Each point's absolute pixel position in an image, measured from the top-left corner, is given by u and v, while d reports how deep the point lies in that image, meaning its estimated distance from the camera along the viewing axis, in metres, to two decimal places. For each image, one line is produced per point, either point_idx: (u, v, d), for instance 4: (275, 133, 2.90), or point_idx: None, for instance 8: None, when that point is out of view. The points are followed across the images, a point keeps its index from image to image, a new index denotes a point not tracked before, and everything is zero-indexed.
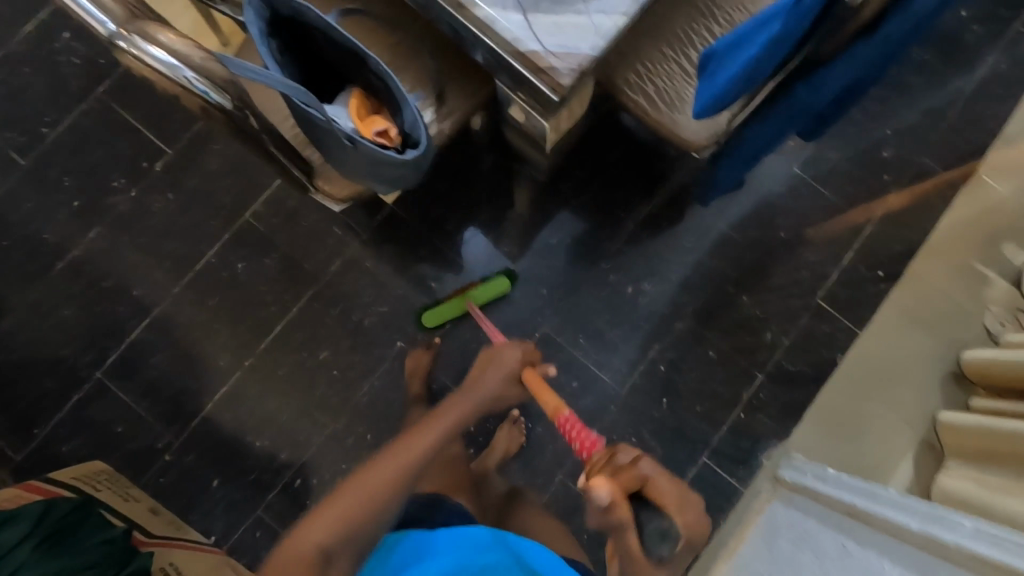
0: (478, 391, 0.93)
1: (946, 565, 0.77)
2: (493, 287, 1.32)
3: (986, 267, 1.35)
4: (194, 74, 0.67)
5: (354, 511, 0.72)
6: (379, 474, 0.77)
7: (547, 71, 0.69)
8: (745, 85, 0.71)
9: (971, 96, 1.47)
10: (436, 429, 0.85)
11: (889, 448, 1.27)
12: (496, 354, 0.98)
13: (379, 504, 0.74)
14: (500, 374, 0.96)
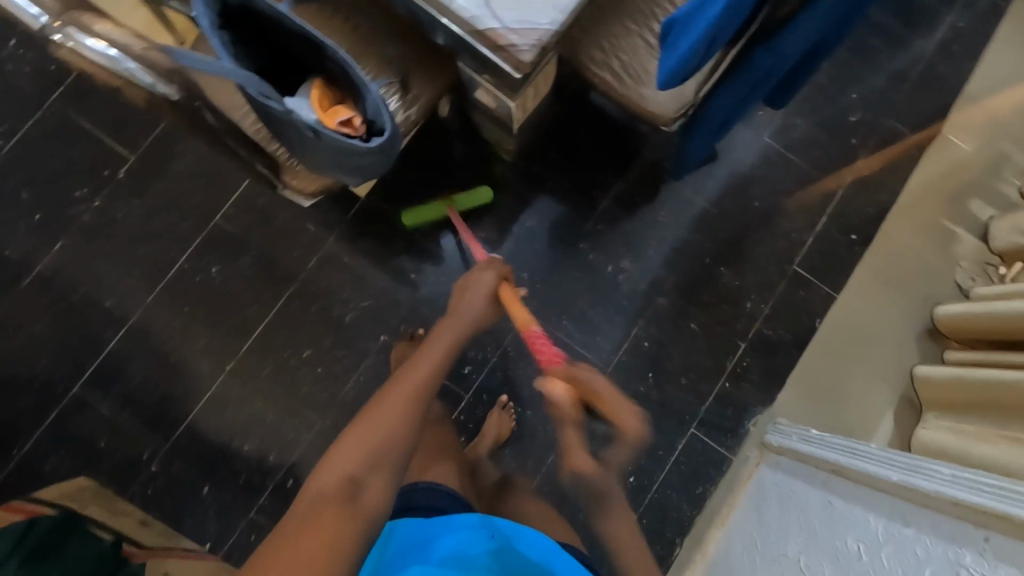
0: (464, 309, 0.88)
1: (925, 512, 0.80)
2: (475, 196, 1.33)
3: (954, 225, 1.44)
4: (136, 65, 0.64)
5: (375, 436, 0.66)
6: (391, 396, 0.71)
7: (508, 48, 0.68)
8: (707, 52, 0.71)
9: (932, 56, 1.49)
10: (437, 346, 0.80)
11: (868, 405, 1.35)
12: (474, 273, 0.94)
13: (403, 425, 0.68)
14: (486, 289, 0.92)
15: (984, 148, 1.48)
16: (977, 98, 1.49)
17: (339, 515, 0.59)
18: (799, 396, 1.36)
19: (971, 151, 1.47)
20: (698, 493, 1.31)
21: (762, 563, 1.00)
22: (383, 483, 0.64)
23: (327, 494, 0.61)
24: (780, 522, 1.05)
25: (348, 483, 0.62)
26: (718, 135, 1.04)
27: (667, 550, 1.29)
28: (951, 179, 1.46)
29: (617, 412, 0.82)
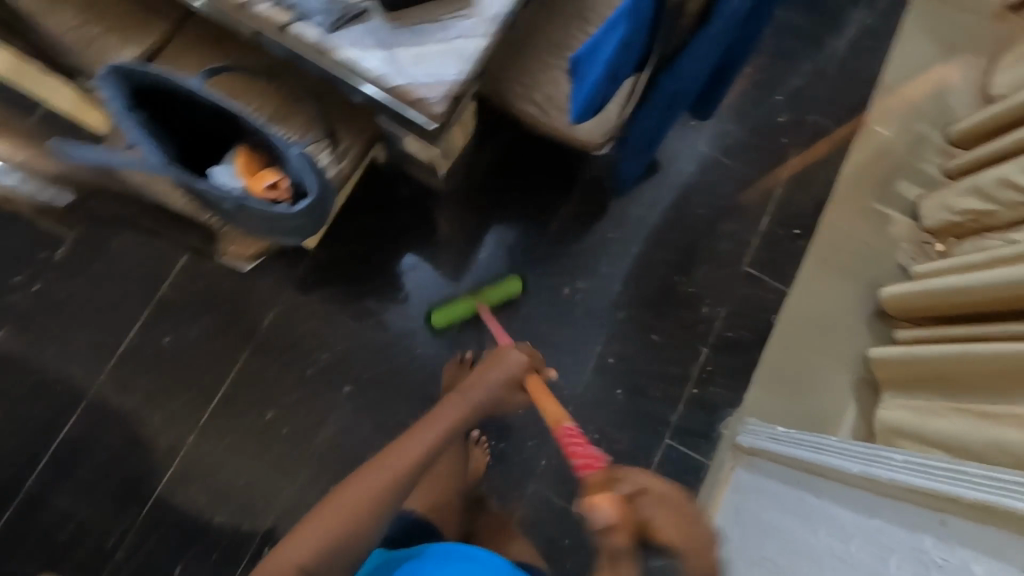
0: (476, 390, 0.87)
1: (888, 501, 0.82)
2: (505, 287, 1.33)
3: (887, 208, 1.50)
4: (19, 178, 0.72)
5: (342, 522, 0.70)
6: (370, 482, 0.73)
7: (419, 102, 0.69)
8: (613, 85, 0.73)
9: (846, 52, 1.57)
10: (433, 428, 0.80)
11: (832, 393, 1.38)
12: (502, 358, 0.92)
13: (365, 520, 0.71)
14: (500, 380, 0.89)
15: (905, 132, 1.55)
16: (892, 87, 1.57)
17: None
18: (765, 394, 1.38)
19: (892, 136, 1.55)
20: None
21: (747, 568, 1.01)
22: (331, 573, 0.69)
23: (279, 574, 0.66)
24: (763, 524, 1.06)
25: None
26: (647, 155, 1.07)
27: None
28: (876, 165, 1.53)
29: (679, 530, 0.65)
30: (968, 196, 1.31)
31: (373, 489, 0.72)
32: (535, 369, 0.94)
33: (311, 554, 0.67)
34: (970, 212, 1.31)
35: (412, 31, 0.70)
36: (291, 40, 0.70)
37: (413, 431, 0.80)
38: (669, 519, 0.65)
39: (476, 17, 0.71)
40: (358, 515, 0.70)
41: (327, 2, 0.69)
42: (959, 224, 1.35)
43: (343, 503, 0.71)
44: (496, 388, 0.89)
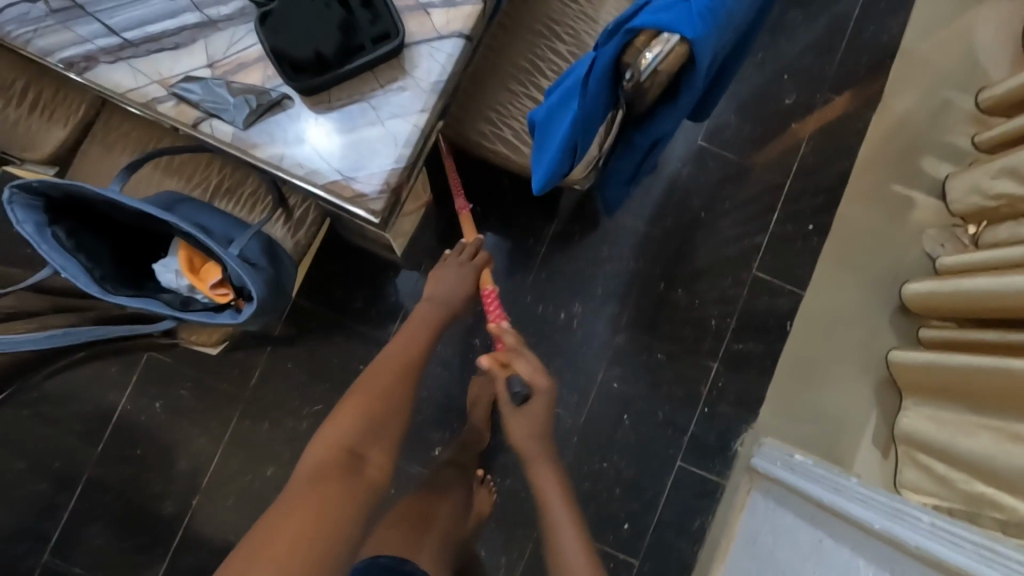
0: (442, 288, 1.06)
1: (911, 565, 0.75)
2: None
3: (911, 191, 1.36)
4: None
5: (375, 403, 0.86)
6: (394, 363, 0.93)
7: (356, 200, 0.61)
8: (576, 156, 0.67)
9: (859, 16, 1.39)
10: (416, 328, 1.01)
11: (853, 402, 1.29)
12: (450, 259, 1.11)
13: (388, 397, 0.88)
14: (456, 279, 1.08)
15: (930, 101, 1.38)
16: (915, 49, 1.39)
17: (340, 486, 0.75)
18: (780, 407, 1.30)
19: (915, 108, 1.39)
20: (695, 526, 1.27)
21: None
22: (375, 456, 0.82)
23: (329, 464, 0.78)
24: (776, 559, 1.02)
25: (344, 458, 0.79)
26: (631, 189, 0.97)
27: None
28: (896, 142, 1.38)
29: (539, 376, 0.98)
30: (1002, 178, 1.18)
31: (395, 371, 0.92)
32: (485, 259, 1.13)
33: (349, 436, 0.82)
34: (1004, 197, 1.18)
35: (339, 115, 0.61)
36: (205, 139, 0.61)
37: (403, 332, 1.00)
38: (527, 370, 0.98)
39: (413, 89, 0.61)
40: (384, 394, 0.88)
41: (239, 93, 0.60)
42: (992, 210, 1.22)
43: (370, 387, 0.89)
44: (461, 288, 1.08)
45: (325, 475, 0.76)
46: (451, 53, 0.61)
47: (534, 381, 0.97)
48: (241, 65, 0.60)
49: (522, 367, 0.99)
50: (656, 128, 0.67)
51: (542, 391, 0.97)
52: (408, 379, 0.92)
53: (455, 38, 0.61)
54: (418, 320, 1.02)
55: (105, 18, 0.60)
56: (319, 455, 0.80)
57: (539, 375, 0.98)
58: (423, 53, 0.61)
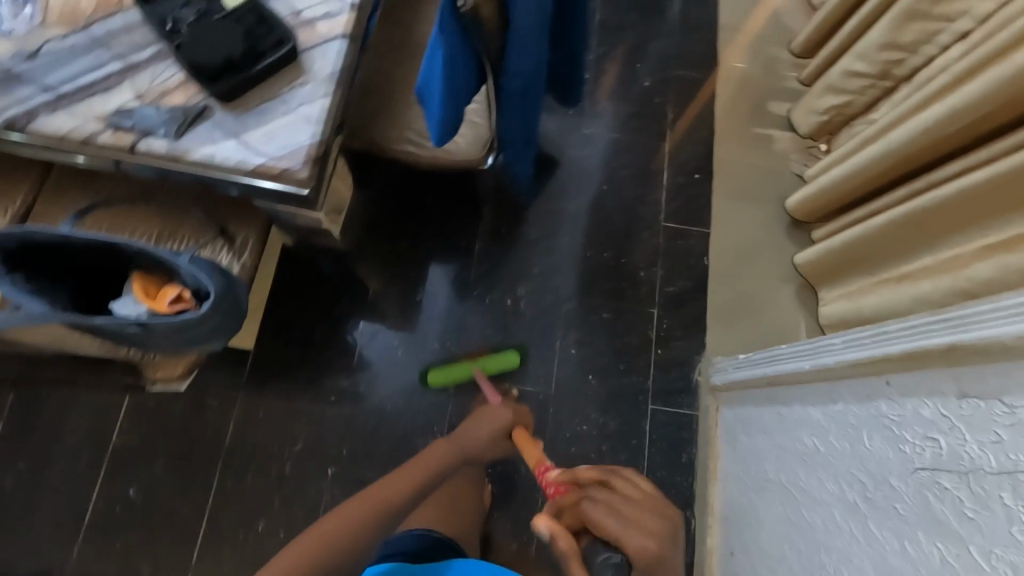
0: (470, 436, 1.12)
1: (841, 384, 0.87)
2: (505, 358, 1.34)
3: (767, 128, 1.61)
4: None
5: (325, 544, 0.90)
6: (372, 502, 0.97)
7: (284, 173, 0.71)
8: (457, 102, 0.83)
9: (679, 11, 1.71)
10: (419, 470, 1.04)
11: (781, 310, 1.44)
12: (488, 410, 1.17)
13: (351, 542, 0.92)
14: (487, 429, 1.12)
15: (758, 58, 1.68)
16: (731, 24, 1.71)
17: None
18: (722, 332, 1.43)
19: (748, 65, 1.67)
20: (684, 461, 1.33)
21: (763, 514, 1.03)
22: None
23: None
24: (755, 450, 1.11)
25: None
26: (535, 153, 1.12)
27: (683, 529, 1.29)
28: (742, 94, 1.65)
29: (630, 532, 0.85)
30: (825, 95, 1.42)
31: (371, 511, 0.96)
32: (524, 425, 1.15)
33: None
34: (831, 109, 1.41)
35: (256, 111, 0.73)
36: (143, 157, 0.71)
37: (406, 467, 1.05)
38: (626, 525, 0.86)
39: (313, 82, 0.75)
40: (348, 535, 0.92)
41: (166, 112, 0.71)
42: (827, 122, 1.46)
43: (336, 524, 0.93)
44: (481, 439, 1.12)
45: None
46: (339, 51, 0.76)
47: (641, 544, 0.84)
48: (165, 90, 0.72)
49: (613, 523, 0.87)
50: (514, 64, 0.83)
51: (654, 556, 0.83)
52: (383, 522, 0.96)
53: (339, 39, 0.77)
54: (428, 456, 1.07)
55: (41, 78, 0.72)
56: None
57: (651, 534, 0.85)
58: (316, 55, 0.76)
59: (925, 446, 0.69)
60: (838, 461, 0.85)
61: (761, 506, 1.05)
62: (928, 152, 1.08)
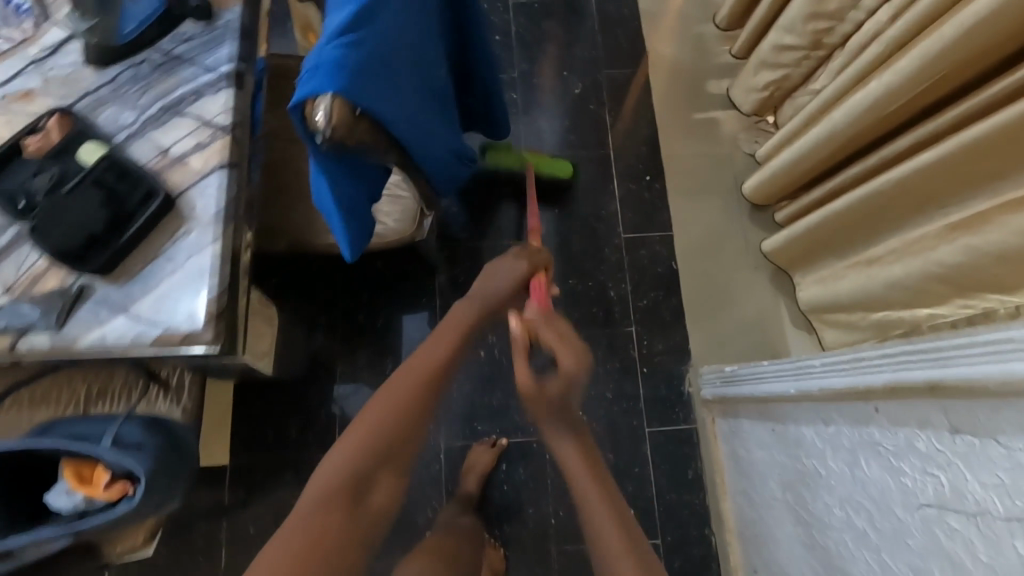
0: (495, 292, 0.86)
1: (830, 407, 0.82)
2: (559, 165, 1.45)
3: (710, 112, 1.54)
4: None
5: (378, 427, 0.70)
6: (396, 387, 0.74)
7: (187, 339, 0.64)
8: (361, 215, 0.72)
9: (597, 5, 1.63)
10: (442, 342, 0.80)
11: (759, 301, 1.39)
12: (499, 264, 0.89)
13: (405, 421, 0.72)
14: (508, 279, 0.87)
15: (686, 39, 1.60)
16: (652, 8, 1.63)
17: (347, 522, 0.65)
18: (703, 336, 1.38)
19: (678, 48, 1.60)
20: (691, 478, 1.29)
21: (778, 535, 0.99)
22: (382, 491, 0.70)
23: (330, 494, 0.66)
24: (758, 467, 1.06)
25: (353, 487, 0.67)
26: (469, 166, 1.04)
27: (704, 548, 1.25)
28: (677, 80, 1.57)
29: (556, 340, 0.74)
30: (761, 71, 1.35)
31: (406, 398, 0.73)
32: (544, 269, 0.91)
33: (353, 466, 0.68)
34: (769, 84, 1.35)
35: (142, 276, 0.66)
36: (26, 356, 0.64)
37: (431, 339, 0.81)
38: (551, 334, 0.74)
39: (198, 227, 0.68)
40: (387, 429, 0.70)
41: (41, 302, 0.64)
42: (769, 97, 1.39)
43: (379, 407, 0.72)
44: (503, 290, 0.86)
45: (334, 503, 0.65)
46: (219, 184, 0.69)
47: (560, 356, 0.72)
48: (35, 277, 0.65)
49: (548, 331, 0.75)
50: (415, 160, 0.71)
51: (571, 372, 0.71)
52: (429, 405, 0.75)
53: (217, 172, 0.70)
54: (451, 325, 0.82)
55: None
56: (318, 485, 0.67)
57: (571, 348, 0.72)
58: (194, 195, 0.69)
59: (924, 480, 0.64)
60: (842, 488, 0.80)
61: (773, 526, 1.01)
62: (879, 125, 1.01)
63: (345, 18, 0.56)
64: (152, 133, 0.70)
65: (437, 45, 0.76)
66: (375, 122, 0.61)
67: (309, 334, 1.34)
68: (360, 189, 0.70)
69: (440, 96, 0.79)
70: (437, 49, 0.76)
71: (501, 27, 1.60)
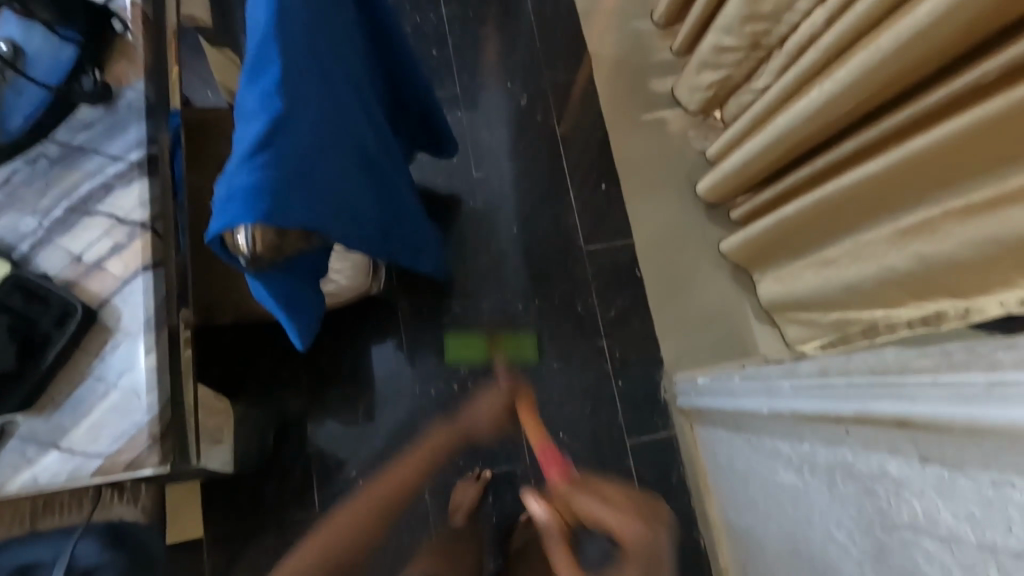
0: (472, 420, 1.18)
1: (804, 424, 0.83)
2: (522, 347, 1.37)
3: (659, 111, 1.52)
4: None
5: (337, 541, 0.94)
6: (372, 496, 1.02)
7: (129, 467, 0.59)
8: (310, 306, 0.66)
9: (533, 9, 1.58)
10: (413, 464, 1.09)
11: (723, 301, 1.40)
12: (491, 396, 1.20)
13: (354, 543, 0.94)
14: (488, 411, 1.18)
15: (626, 37, 1.56)
16: (589, 6, 1.59)
17: None
18: (673, 342, 1.39)
19: (618, 47, 1.56)
20: (675, 484, 1.32)
21: (764, 540, 1.02)
22: None
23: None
24: (739, 475, 1.09)
25: None
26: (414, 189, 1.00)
27: (694, 550, 1.29)
28: (623, 80, 1.54)
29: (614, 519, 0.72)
30: (703, 71, 1.34)
31: (377, 501, 1.02)
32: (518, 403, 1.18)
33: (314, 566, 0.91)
34: (713, 84, 1.34)
35: (70, 404, 0.60)
36: None
37: (402, 464, 1.09)
38: (602, 508, 0.73)
39: (126, 339, 0.62)
40: (355, 534, 0.95)
41: None
42: (714, 96, 1.39)
43: (336, 532, 0.95)
44: (477, 424, 1.19)
45: None
46: (144, 288, 0.63)
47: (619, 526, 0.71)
48: None
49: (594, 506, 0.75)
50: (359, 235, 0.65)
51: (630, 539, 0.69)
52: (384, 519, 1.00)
53: (140, 275, 0.63)
54: (423, 451, 1.13)
55: None
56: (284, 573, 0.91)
57: (625, 515, 0.71)
58: (119, 304, 0.62)
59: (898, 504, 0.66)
60: (820, 504, 0.82)
61: (758, 532, 1.04)
62: (825, 129, 1.01)
63: (258, 132, 0.50)
64: (60, 239, 0.64)
65: (366, 117, 0.70)
66: (306, 232, 0.55)
67: (276, 389, 1.31)
68: (307, 288, 0.65)
69: (378, 168, 0.73)
70: (367, 121, 0.70)
71: (437, 42, 1.54)
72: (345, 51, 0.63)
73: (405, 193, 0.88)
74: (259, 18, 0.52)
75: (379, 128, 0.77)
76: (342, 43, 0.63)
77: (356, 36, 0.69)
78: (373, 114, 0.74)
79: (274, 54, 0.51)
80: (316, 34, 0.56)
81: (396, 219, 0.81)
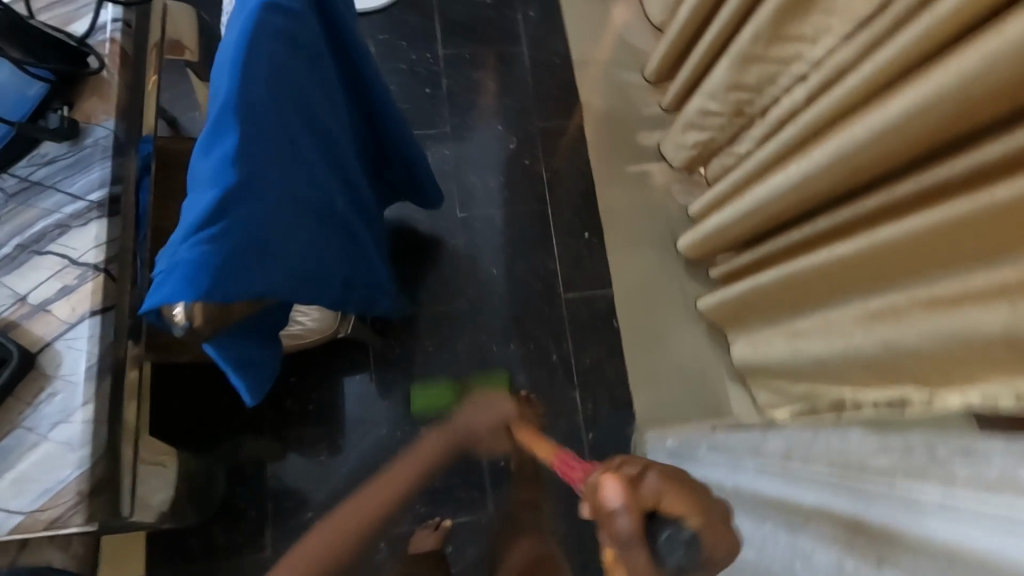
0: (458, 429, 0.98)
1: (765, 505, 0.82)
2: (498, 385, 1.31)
3: (644, 163, 1.54)
4: None
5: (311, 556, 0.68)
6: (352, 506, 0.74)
7: (51, 526, 0.56)
8: (265, 363, 0.66)
9: (528, 54, 1.61)
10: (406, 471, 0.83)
11: (697, 359, 1.40)
12: (485, 403, 1.02)
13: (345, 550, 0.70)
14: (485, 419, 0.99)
15: (617, 90, 1.59)
16: (584, 55, 1.62)
17: None
18: (645, 396, 1.38)
19: (608, 99, 1.59)
20: None
21: None
22: None
23: None
24: None
25: None
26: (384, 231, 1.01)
27: None
28: (611, 131, 1.57)
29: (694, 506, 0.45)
30: (688, 131, 1.37)
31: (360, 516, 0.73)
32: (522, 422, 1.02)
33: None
34: (697, 144, 1.37)
35: None
36: None
37: (402, 462, 0.85)
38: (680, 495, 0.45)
39: (66, 388, 0.59)
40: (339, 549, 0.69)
41: None
42: (698, 156, 1.41)
43: (314, 542, 0.70)
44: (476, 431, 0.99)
45: None
46: (90, 334, 0.61)
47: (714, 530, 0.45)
48: None
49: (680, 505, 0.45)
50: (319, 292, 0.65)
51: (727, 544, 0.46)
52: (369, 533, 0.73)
53: (87, 320, 0.61)
54: (424, 453, 0.89)
55: None
56: None
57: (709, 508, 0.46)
58: (61, 349, 0.60)
59: None
60: None
61: None
62: (801, 202, 1.02)
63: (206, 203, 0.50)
64: (7, 277, 0.62)
65: (336, 171, 0.69)
66: (252, 299, 0.55)
67: (237, 420, 1.28)
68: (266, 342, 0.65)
69: (347, 222, 0.72)
70: (337, 176, 0.69)
71: (432, 81, 1.56)
72: (320, 110, 0.62)
73: (376, 240, 0.88)
74: (223, 85, 0.51)
75: (353, 180, 0.76)
76: (317, 102, 0.62)
77: (337, 91, 0.68)
78: (349, 166, 0.74)
79: (233, 125, 0.50)
80: (285, 102, 0.55)
81: (364, 267, 0.80)
